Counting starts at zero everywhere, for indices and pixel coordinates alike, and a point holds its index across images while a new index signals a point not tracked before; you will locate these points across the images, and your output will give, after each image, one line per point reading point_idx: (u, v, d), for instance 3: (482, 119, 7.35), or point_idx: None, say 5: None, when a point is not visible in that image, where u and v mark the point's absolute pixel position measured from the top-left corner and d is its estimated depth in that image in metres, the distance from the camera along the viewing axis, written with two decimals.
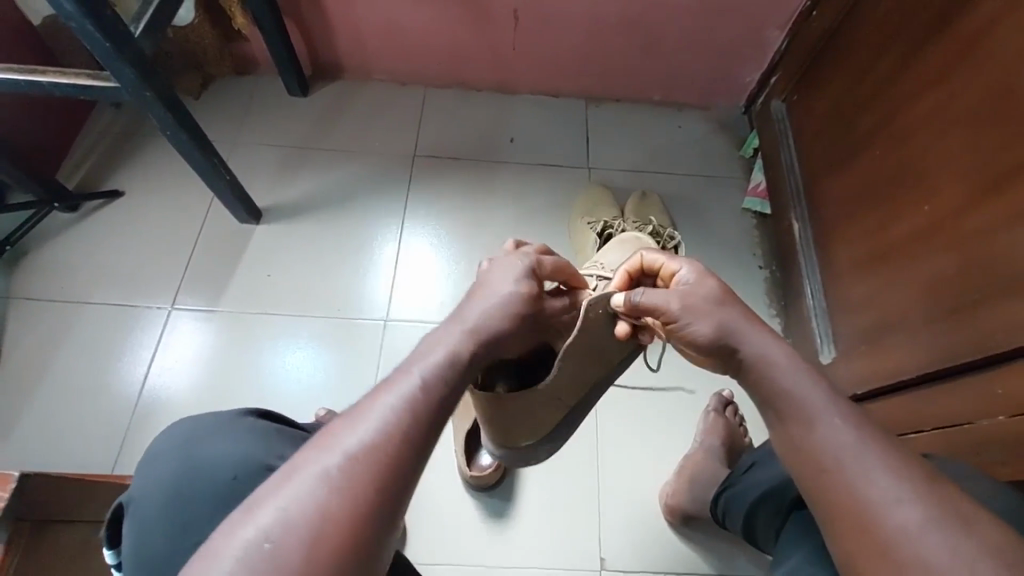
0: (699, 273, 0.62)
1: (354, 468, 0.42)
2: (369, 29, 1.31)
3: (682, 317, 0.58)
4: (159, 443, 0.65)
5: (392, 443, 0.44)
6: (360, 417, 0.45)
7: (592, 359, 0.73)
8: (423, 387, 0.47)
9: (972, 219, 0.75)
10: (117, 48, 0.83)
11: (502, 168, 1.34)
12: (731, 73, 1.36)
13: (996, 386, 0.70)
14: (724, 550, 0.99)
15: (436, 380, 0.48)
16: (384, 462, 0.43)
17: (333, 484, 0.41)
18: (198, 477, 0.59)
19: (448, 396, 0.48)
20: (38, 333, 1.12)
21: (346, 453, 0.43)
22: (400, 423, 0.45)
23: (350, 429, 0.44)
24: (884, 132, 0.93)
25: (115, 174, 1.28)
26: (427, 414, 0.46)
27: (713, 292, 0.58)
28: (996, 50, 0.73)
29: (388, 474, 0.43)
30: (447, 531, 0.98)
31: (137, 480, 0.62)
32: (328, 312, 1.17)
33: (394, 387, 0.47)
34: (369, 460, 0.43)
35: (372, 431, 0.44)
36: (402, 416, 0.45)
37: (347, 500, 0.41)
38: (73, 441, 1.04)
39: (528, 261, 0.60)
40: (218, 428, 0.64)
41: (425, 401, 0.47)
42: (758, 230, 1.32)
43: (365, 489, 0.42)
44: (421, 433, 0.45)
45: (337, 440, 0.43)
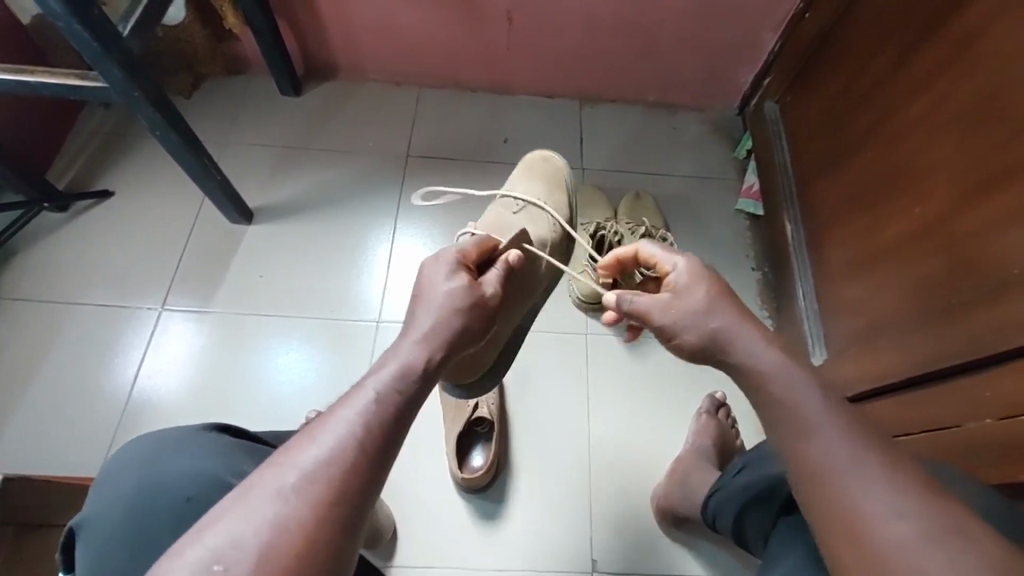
0: (690, 272, 0.63)
1: (303, 484, 0.42)
2: (363, 29, 1.30)
3: (665, 319, 0.61)
4: (118, 459, 0.64)
5: (345, 459, 0.44)
6: (312, 433, 0.45)
7: (518, 295, 0.81)
8: (375, 401, 0.47)
9: (961, 223, 0.75)
10: (105, 48, 0.83)
11: (495, 169, 1.34)
12: (725, 73, 1.36)
13: (983, 391, 0.70)
14: (714, 552, 0.99)
15: (388, 391, 0.48)
16: (338, 481, 0.43)
17: (286, 503, 0.41)
18: (154, 496, 0.59)
19: (403, 410, 0.48)
20: (27, 334, 1.12)
21: (297, 469, 0.43)
22: (352, 437, 0.45)
23: (304, 446, 0.44)
24: (875, 135, 0.93)
25: (106, 173, 1.28)
26: (380, 433, 0.46)
27: (702, 300, 0.60)
28: (988, 54, 0.73)
29: (337, 490, 0.42)
30: (439, 533, 0.98)
31: (89, 502, 0.61)
32: (319, 313, 1.17)
33: (349, 401, 0.47)
34: (319, 477, 0.42)
35: (324, 448, 0.44)
36: (355, 429, 0.45)
37: (299, 520, 0.41)
38: (60, 443, 1.03)
39: (456, 261, 0.63)
40: (173, 445, 0.63)
41: (379, 414, 0.47)
42: (752, 231, 1.32)
43: (316, 510, 0.41)
44: (375, 445, 0.45)
45: (291, 457, 0.43)
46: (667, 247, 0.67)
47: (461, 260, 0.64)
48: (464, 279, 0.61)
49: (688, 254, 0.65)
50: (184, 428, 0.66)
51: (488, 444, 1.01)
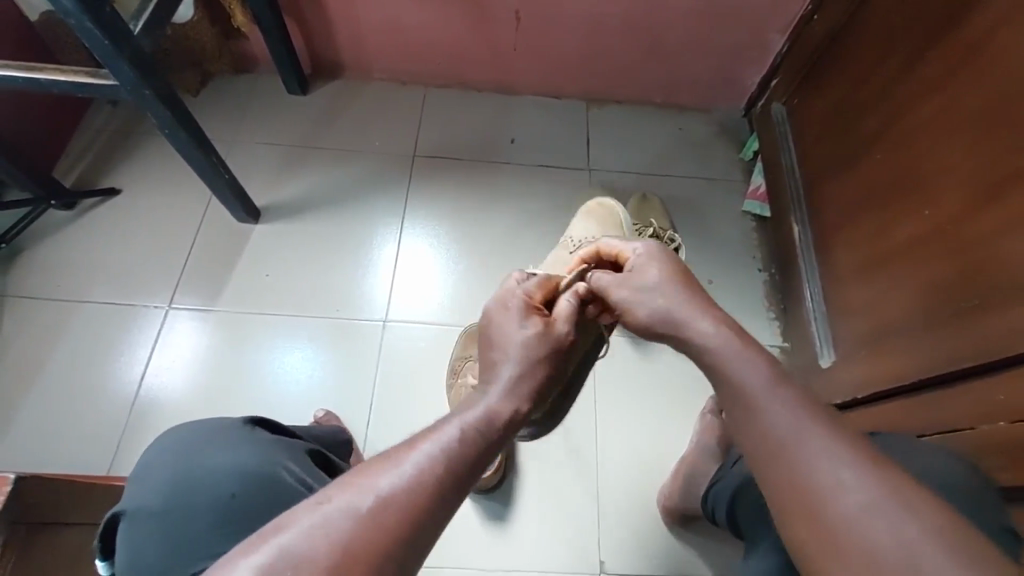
0: (648, 256, 0.63)
1: (376, 514, 0.43)
2: (370, 29, 1.30)
3: (624, 297, 0.61)
4: (155, 452, 0.64)
5: (421, 495, 0.44)
6: (394, 461, 0.46)
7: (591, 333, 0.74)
8: (460, 440, 0.48)
9: (971, 228, 0.76)
10: (116, 46, 0.83)
11: (502, 169, 1.34)
12: (731, 75, 1.36)
13: (996, 393, 0.70)
14: (722, 553, 0.99)
15: (474, 431, 0.49)
16: (411, 516, 0.43)
17: (357, 525, 0.42)
18: (194, 491, 0.59)
19: (483, 452, 0.49)
20: (34, 332, 1.11)
21: (375, 496, 0.43)
22: (432, 475, 0.45)
23: (385, 474, 0.45)
24: (884, 139, 0.93)
25: (112, 171, 1.27)
26: (456, 475, 0.46)
27: (656, 278, 0.60)
28: (999, 58, 0.73)
29: (407, 522, 0.43)
30: (447, 534, 0.98)
31: (129, 495, 0.61)
32: (327, 312, 1.17)
33: (433, 436, 0.48)
34: (390, 508, 0.43)
35: (404, 480, 0.44)
36: (438, 468, 0.46)
37: (366, 549, 0.41)
38: (68, 441, 1.03)
39: (524, 300, 0.62)
40: (209, 440, 0.63)
41: (462, 456, 0.47)
42: (758, 233, 1.32)
43: (385, 543, 0.42)
44: (450, 488, 0.45)
45: (370, 480, 0.44)
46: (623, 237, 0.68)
47: (530, 300, 0.63)
48: (539, 324, 0.59)
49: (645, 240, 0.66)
50: (221, 422, 0.66)
51: None
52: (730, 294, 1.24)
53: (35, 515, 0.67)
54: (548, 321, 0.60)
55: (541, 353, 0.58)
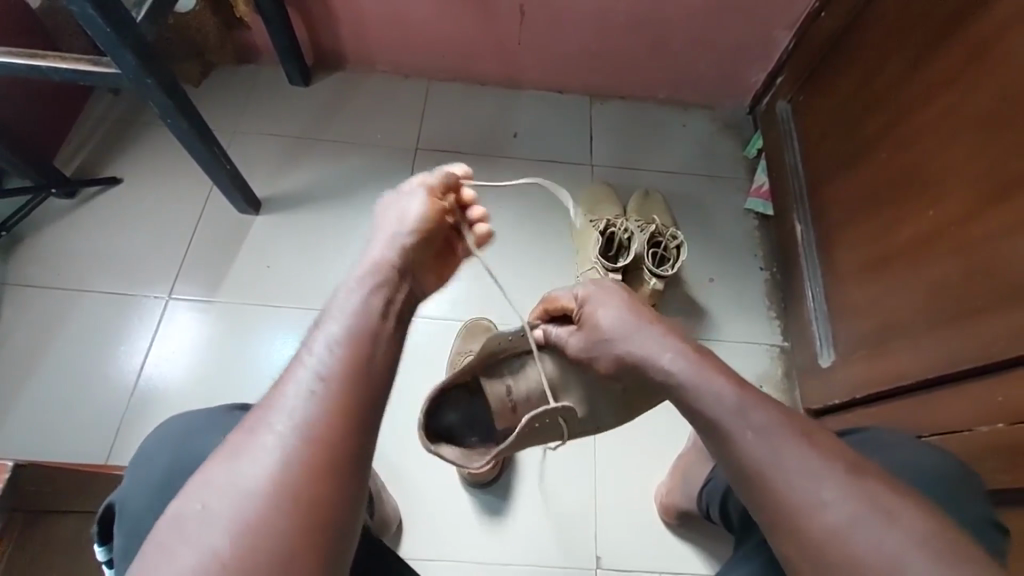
0: (594, 300, 0.67)
1: (281, 434, 0.46)
2: (375, 21, 1.29)
3: (588, 353, 0.67)
4: (149, 440, 0.64)
5: (310, 411, 0.47)
6: (289, 378, 0.49)
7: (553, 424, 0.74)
8: (345, 331, 0.52)
9: (973, 228, 0.76)
10: (118, 34, 0.82)
11: (504, 163, 1.33)
12: (737, 72, 1.35)
13: (995, 394, 0.71)
14: (718, 550, 0.99)
15: (344, 336, 0.51)
16: (310, 430, 0.47)
17: (263, 453, 0.46)
18: (184, 476, 0.59)
19: (363, 346, 0.51)
20: (33, 321, 1.11)
21: (276, 423, 0.47)
22: (319, 383, 0.49)
23: (274, 407, 0.48)
24: (889, 137, 0.92)
25: (113, 160, 1.27)
26: (343, 374, 0.49)
27: (613, 320, 0.64)
28: (1006, 58, 0.73)
29: (314, 434, 0.47)
30: (445, 526, 0.98)
31: (127, 480, 0.62)
32: (326, 305, 1.16)
33: (309, 353, 0.50)
34: (292, 427, 0.47)
35: (289, 409, 0.47)
36: (320, 377, 0.49)
37: (276, 472, 0.45)
38: (65, 429, 1.03)
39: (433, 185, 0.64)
40: (203, 425, 0.63)
41: (337, 360, 0.50)
42: (761, 231, 1.31)
43: (292, 461, 0.46)
44: (340, 385, 0.49)
45: (264, 413, 0.48)
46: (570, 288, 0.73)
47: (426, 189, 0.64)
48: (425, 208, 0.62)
49: (589, 285, 0.70)
50: (213, 409, 0.66)
51: None
52: (730, 292, 1.24)
53: (33, 503, 0.67)
54: (427, 200, 0.62)
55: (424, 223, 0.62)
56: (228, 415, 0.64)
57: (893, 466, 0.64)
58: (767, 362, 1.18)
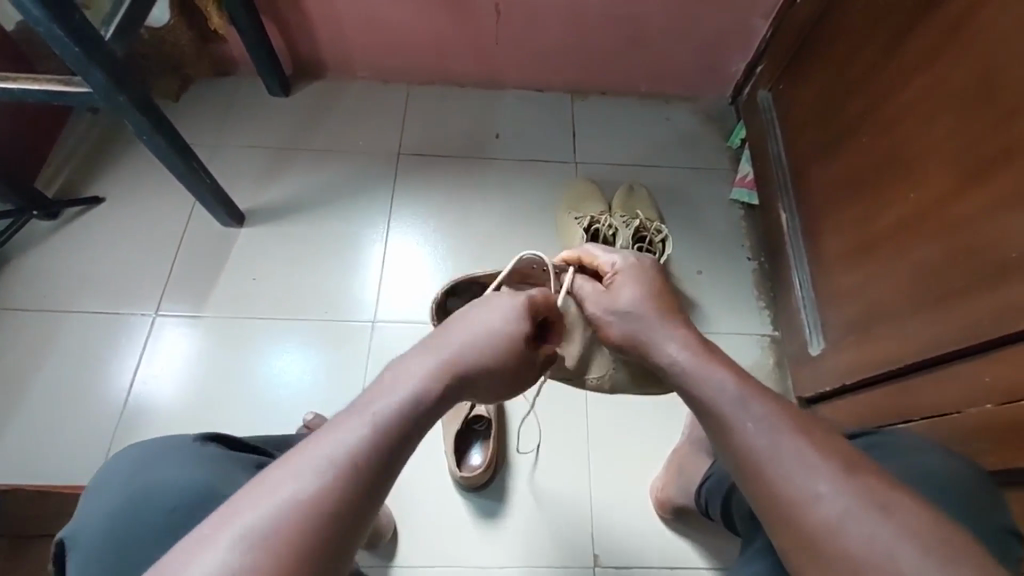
0: (626, 272, 0.71)
1: (298, 508, 0.42)
2: (352, 28, 1.29)
3: (603, 317, 0.69)
4: (106, 472, 0.64)
5: (332, 499, 0.43)
6: (323, 444, 0.45)
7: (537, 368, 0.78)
8: (396, 413, 0.48)
9: (955, 209, 0.75)
10: (87, 53, 0.82)
11: (488, 164, 1.33)
12: (717, 62, 1.35)
13: (982, 374, 0.71)
14: (715, 543, 0.99)
15: (396, 422, 0.48)
16: (330, 508, 0.43)
17: (273, 525, 0.41)
18: (138, 508, 0.58)
19: (410, 433, 0.48)
20: (19, 344, 1.11)
21: (295, 493, 0.43)
22: (354, 461, 0.45)
23: (300, 474, 0.43)
24: (870, 121, 0.92)
25: (95, 179, 1.27)
26: (381, 458, 0.46)
27: (634, 297, 0.67)
28: (981, 37, 0.73)
29: (332, 515, 0.43)
30: (437, 533, 0.97)
31: (81, 512, 0.61)
32: (313, 314, 1.16)
33: (352, 423, 0.47)
34: (312, 502, 0.42)
35: (323, 475, 0.44)
36: (358, 454, 0.45)
37: (291, 543, 0.41)
38: (53, 453, 1.03)
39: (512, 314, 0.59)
40: (161, 454, 0.63)
41: (388, 435, 0.47)
42: (747, 220, 1.31)
43: (296, 550, 0.41)
44: (373, 470, 0.45)
45: (286, 475, 0.43)
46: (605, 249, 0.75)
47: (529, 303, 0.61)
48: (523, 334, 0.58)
49: (625, 254, 0.73)
50: (173, 438, 0.66)
51: (486, 441, 1.01)
52: (719, 283, 1.24)
53: None
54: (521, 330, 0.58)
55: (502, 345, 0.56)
56: (187, 443, 0.64)
57: (879, 452, 0.64)
58: (758, 352, 1.17)
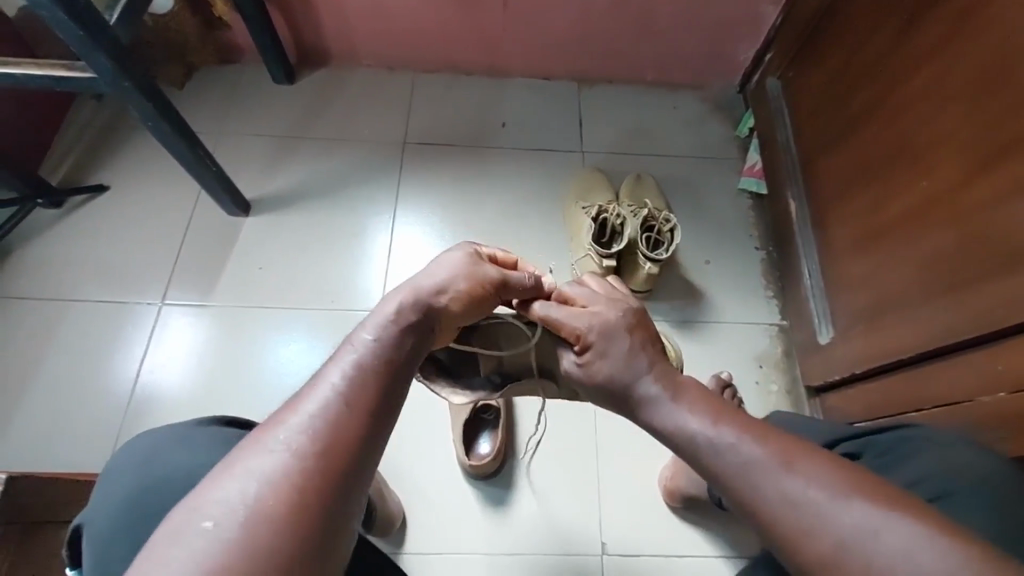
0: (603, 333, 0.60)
1: (297, 449, 0.44)
2: (357, 15, 1.27)
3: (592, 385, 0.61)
4: (119, 458, 0.64)
5: (328, 429, 0.45)
6: (312, 392, 0.47)
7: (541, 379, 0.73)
8: (374, 357, 0.50)
9: (968, 196, 0.74)
10: (91, 37, 0.81)
11: (493, 153, 1.32)
12: (726, 50, 1.33)
13: (994, 363, 0.71)
14: (723, 532, 0.99)
15: (373, 357, 0.50)
16: (330, 446, 0.44)
17: (276, 466, 0.43)
18: (155, 489, 0.58)
19: (394, 373, 0.50)
20: (26, 332, 1.11)
21: (291, 436, 0.44)
22: (344, 403, 0.46)
23: (292, 419, 0.45)
24: (880, 108, 0.91)
25: (99, 168, 1.26)
26: (370, 399, 0.48)
27: (621, 359, 0.59)
28: (994, 21, 0.71)
29: (334, 454, 0.44)
30: (446, 522, 0.98)
31: (95, 500, 0.61)
32: (319, 304, 1.16)
33: (335, 369, 0.49)
34: (310, 442, 0.44)
35: (313, 416, 0.45)
36: (346, 397, 0.47)
37: (293, 482, 0.42)
38: (61, 440, 1.03)
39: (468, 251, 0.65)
40: (176, 439, 0.63)
41: (370, 375, 0.49)
42: (755, 210, 1.30)
43: (330, 454, 0.44)
44: (366, 409, 0.47)
45: (282, 422, 0.45)
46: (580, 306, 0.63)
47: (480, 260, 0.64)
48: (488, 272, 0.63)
49: (604, 310, 0.62)
50: (186, 424, 0.66)
51: (495, 431, 1.01)
52: (726, 273, 1.23)
53: (28, 514, 0.71)
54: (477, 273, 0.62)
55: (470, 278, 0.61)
56: (201, 428, 0.65)
57: (894, 439, 0.64)
58: (766, 341, 1.17)
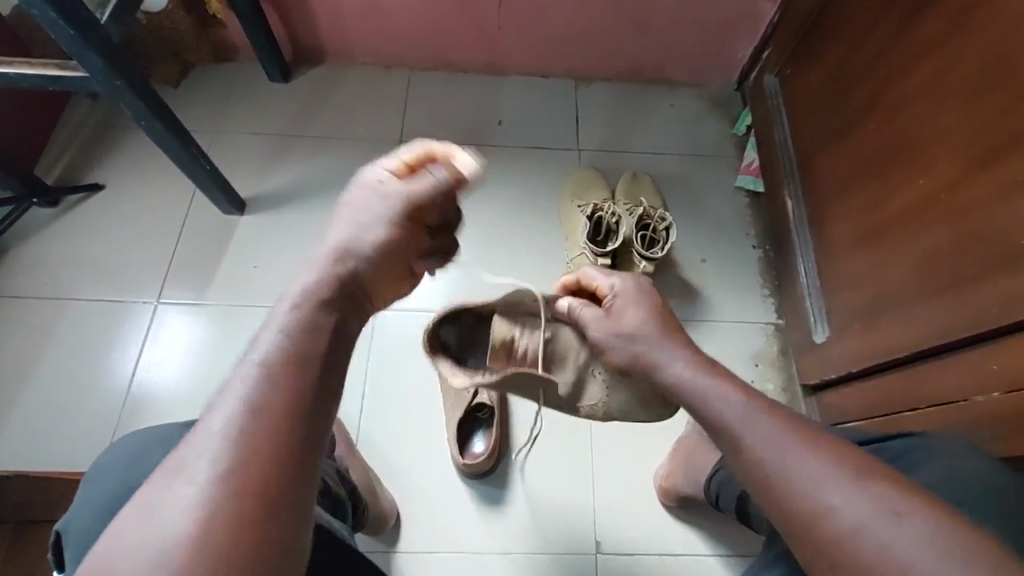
0: (627, 292, 0.69)
1: (213, 465, 0.41)
2: (352, 13, 1.27)
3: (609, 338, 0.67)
4: (105, 460, 0.64)
5: (250, 432, 0.42)
6: (220, 402, 0.44)
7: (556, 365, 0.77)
8: (278, 347, 0.46)
9: (965, 195, 0.74)
10: (83, 36, 0.80)
11: (489, 152, 1.32)
12: (723, 47, 1.32)
13: (990, 363, 0.71)
14: (719, 531, 0.99)
15: (287, 343, 0.46)
16: (247, 456, 0.41)
17: (191, 488, 0.40)
18: None
19: (306, 358, 0.46)
20: (23, 331, 1.11)
21: (206, 453, 0.42)
22: (250, 405, 0.43)
23: (206, 435, 0.43)
24: (878, 106, 0.90)
25: (94, 166, 1.26)
26: (285, 392, 0.44)
27: (639, 317, 0.66)
28: (993, 18, 0.70)
29: (253, 461, 0.41)
30: (441, 521, 0.98)
31: (75, 504, 0.61)
32: None
33: (240, 372, 0.45)
34: (225, 456, 0.41)
35: (224, 428, 0.42)
36: (251, 398, 0.43)
37: (216, 500, 0.40)
38: (57, 439, 1.03)
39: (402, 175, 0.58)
40: (162, 441, 0.63)
41: (279, 370, 0.45)
42: (753, 209, 1.30)
43: (247, 462, 0.41)
44: (283, 408, 0.44)
45: (197, 441, 0.43)
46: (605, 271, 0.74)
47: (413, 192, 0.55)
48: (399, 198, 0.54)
49: (627, 277, 0.71)
50: (172, 426, 0.66)
51: (490, 430, 1.01)
52: (723, 272, 1.23)
53: None
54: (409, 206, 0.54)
55: (402, 217, 0.54)
56: (185, 430, 0.64)
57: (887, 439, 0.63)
58: (762, 340, 1.17)
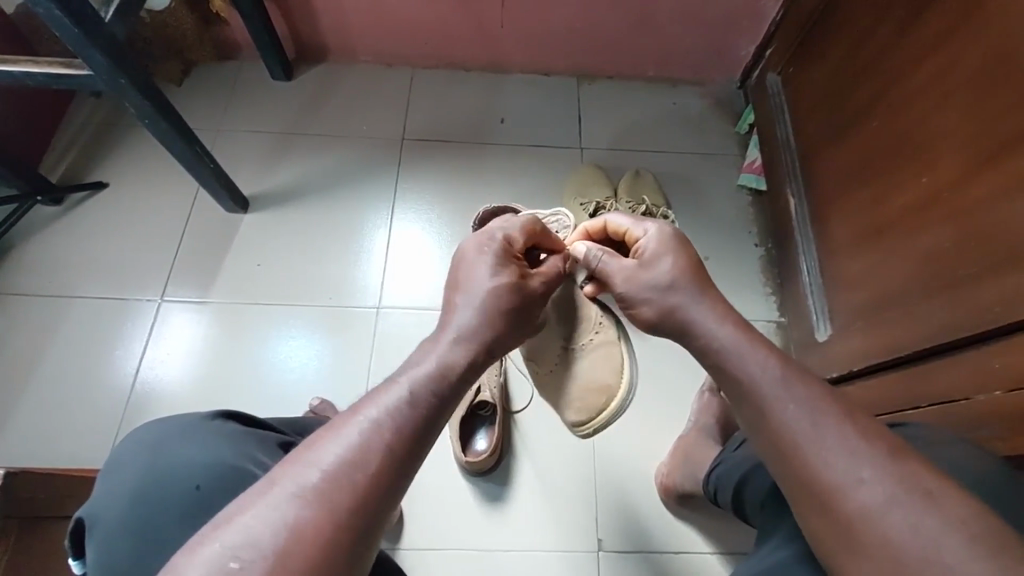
0: (661, 241, 0.67)
1: (328, 484, 0.43)
2: (355, 12, 1.27)
3: (634, 284, 0.66)
4: (121, 451, 0.65)
5: (369, 459, 0.45)
6: (347, 424, 0.46)
7: (558, 342, 0.86)
8: (414, 397, 0.49)
9: (969, 192, 0.73)
10: (87, 34, 0.81)
11: (490, 150, 1.32)
12: (726, 45, 1.32)
13: (993, 361, 0.69)
14: (720, 530, 0.99)
15: (420, 393, 0.50)
16: (360, 484, 0.44)
17: (304, 502, 0.42)
18: (157, 486, 0.59)
19: (435, 413, 0.50)
20: (28, 328, 1.12)
21: (326, 470, 0.44)
22: (382, 442, 0.46)
23: (328, 451, 0.45)
24: (882, 104, 0.89)
25: (98, 165, 1.26)
26: (409, 435, 0.47)
27: (667, 271, 0.63)
28: (999, 14, 0.70)
29: (365, 494, 0.44)
30: (445, 519, 0.98)
31: (95, 494, 0.62)
32: (317, 300, 1.16)
33: (376, 404, 0.48)
34: (342, 480, 0.43)
35: (347, 451, 0.45)
36: (384, 435, 0.46)
37: (321, 519, 0.42)
38: (63, 436, 1.04)
39: (510, 248, 0.66)
40: (178, 433, 0.64)
41: (408, 412, 0.48)
42: (755, 207, 1.30)
43: (360, 491, 0.43)
44: (404, 450, 0.46)
45: (316, 454, 0.44)
46: (635, 217, 0.72)
47: (514, 246, 0.67)
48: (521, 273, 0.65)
49: (658, 223, 0.69)
50: (188, 417, 0.66)
51: (492, 427, 1.01)
52: (725, 270, 1.23)
53: (27, 510, 0.71)
54: (524, 285, 0.65)
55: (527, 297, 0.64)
56: (203, 423, 0.64)
57: None
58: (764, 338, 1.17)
